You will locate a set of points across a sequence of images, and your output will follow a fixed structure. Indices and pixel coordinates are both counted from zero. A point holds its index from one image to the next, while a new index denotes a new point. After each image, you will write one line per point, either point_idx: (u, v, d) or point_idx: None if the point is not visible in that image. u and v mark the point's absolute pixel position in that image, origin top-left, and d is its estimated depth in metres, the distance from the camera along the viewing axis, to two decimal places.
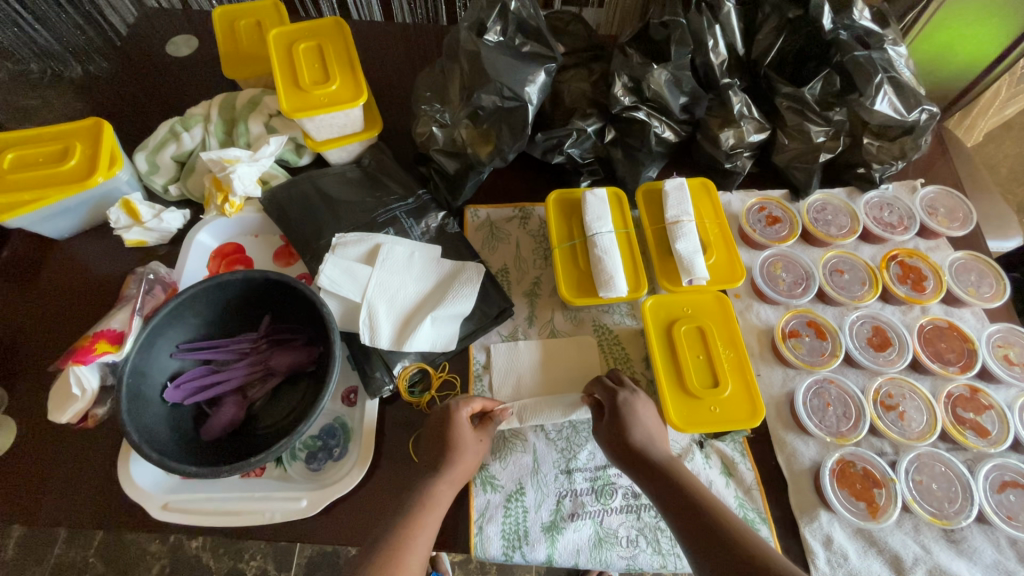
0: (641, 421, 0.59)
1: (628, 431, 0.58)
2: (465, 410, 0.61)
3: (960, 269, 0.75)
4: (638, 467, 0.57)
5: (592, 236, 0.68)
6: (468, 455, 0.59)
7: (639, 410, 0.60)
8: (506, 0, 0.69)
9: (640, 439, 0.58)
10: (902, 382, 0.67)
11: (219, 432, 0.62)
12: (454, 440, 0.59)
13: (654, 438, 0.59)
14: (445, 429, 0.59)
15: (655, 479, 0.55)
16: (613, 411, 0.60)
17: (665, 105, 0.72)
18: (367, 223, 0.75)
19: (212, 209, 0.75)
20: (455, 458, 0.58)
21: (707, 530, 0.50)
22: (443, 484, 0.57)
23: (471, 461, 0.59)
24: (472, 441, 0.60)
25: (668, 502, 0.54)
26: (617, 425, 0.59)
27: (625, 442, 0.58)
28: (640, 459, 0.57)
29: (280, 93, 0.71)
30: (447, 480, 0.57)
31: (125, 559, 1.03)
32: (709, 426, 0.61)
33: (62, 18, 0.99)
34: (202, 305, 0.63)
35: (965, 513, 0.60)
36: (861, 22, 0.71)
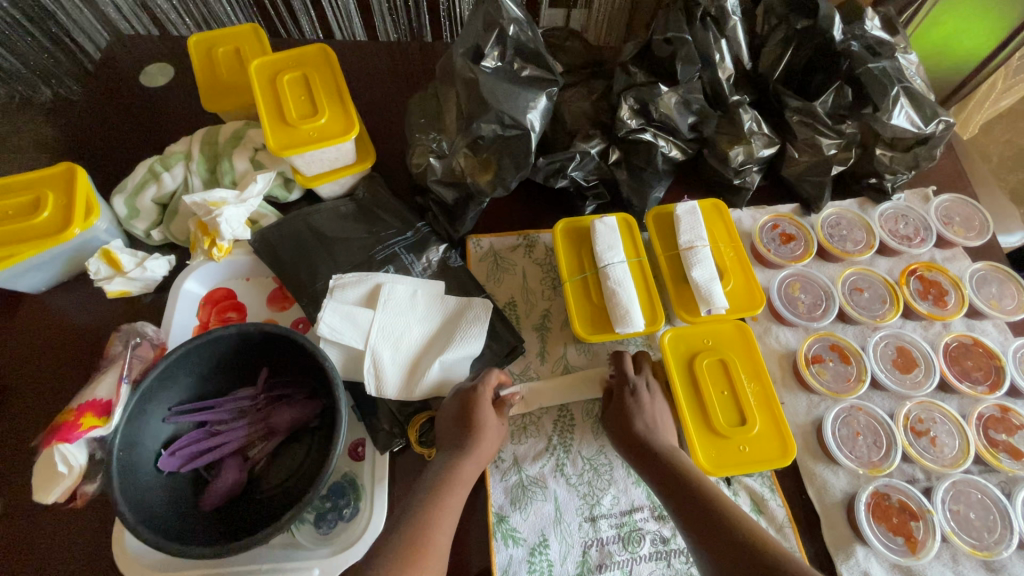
0: (645, 411, 0.59)
1: (632, 423, 0.58)
2: (489, 391, 0.59)
3: (980, 281, 0.73)
4: (642, 459, 0.56)
5: (604, 268, 0.65)
6: (487, 436, 0.57)
7: (646, 400, 0.59)
8: (504, 24, 0.65)
9: (645, 429, 0.57)
10: (931, 406, 0.64)
11: (220, 500, 0.58)
12: (477, 421, 0.57)
13: (658, 427, 0.58)
14: (470, 413, 0.57)
15: (655, 468, 0.55)
16: (621, 404, 0.59)
17: (673, 126, 0.69)
18: (365, 261, 0.71)
19: (199, 254, 0.70)
20: (477, 438, 0.56)
21: (708, 521, 0.50)
22: (468, 463, 0.55)
23: (493, 441, 0.57)
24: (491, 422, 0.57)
25: (669, 491, 0.53)
26: (623, 416, 0.59)
27: (632, 435, 0.57)
28: (640, 448, 0.57)
29: (266, 129, 0.67)
30: (463, 457, 0.55)
31: None
32: (739, 467, 0.58)
33: (27, 40, 0.90)
34: (196, 363, 0.60)
35: (1005, 542, 0.58)
36: (872, 32, 0.69)
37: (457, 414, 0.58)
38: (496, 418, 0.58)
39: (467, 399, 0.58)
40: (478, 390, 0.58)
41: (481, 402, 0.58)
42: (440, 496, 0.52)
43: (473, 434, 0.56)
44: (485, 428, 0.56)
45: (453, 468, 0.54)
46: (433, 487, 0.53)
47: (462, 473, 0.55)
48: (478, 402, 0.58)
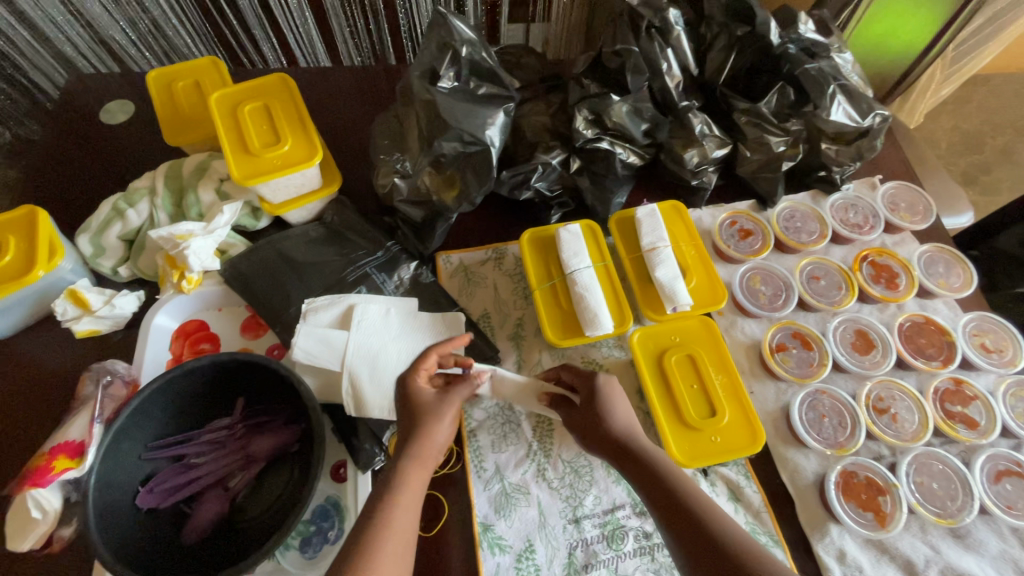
0: (618, 411, 0.58)
1: (605, 419, 0.57)
2: (420, 381, 0.56)
3: (928, 262, 0.77)
4: (619, 454, 0.55)
5: (571, 274, 0.67)
6: (435, 424, 0.54)
7: (613, 396, 0.59)
8: (457, 46, 0.66)
9: (620, 430, 0.56)
10: (890, 384, 0.67)
11: (203, 533, 0.58)
12: (426, 410, 0.54)
13: (631, 422, 0.58)
14: (417, 405, 0.55)
15: (633, 463, 0.54)
16: (587, 406, 0.59)
17: (627, 133, 0.73)
18: (336, 284, 0.72)
19: (168, 288, 0.71)
20: (428, 429, 0.53)
21: (686, 518, 0.49)
22: (407, 459, 0.51)
23: (442, 428, 0.54)
24: (437, 410, 0.54)
25: (648, 490, 0.53)
26: (591, 416, 0.58)
27: (608, 438, 0.56)
28: (617, 444, 0.56)
29: (229, 160, 0.67)
30: (410, 459, 0.52)
31: None
32: (715, 459, 0.60)
33: None
34: (170, 398, 0.60)
35: (968, 508, 0.61)
36: (807, 35, 0.72)
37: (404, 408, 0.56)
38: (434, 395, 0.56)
39: (409, 393, 0.55)
40: (408, 380, 0.56)
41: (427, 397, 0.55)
42: (396, 486, 0.50)
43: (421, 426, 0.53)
44: (430, 413, 0.54)
45: (405, 460, 0.51)
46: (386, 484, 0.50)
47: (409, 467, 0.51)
48: (422, 398, 0.55)
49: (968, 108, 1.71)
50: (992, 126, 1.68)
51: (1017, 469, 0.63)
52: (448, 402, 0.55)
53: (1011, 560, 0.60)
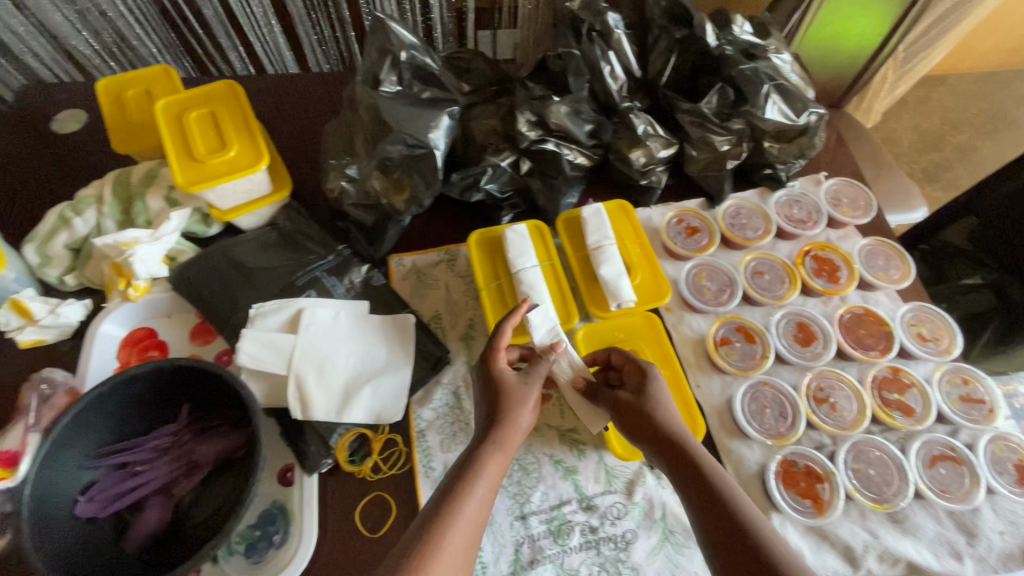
0: (670, 407, 0.56)
1: (654, 413, 0.56)
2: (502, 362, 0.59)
3: (868, 255, 0.79)
4: (667, 449, 0.54)
5: (517, 273, 0.68)
6: (516, 409, 0.56)
7: (661, 392, 0.57)
8: (396, 51, 0.68)
9: (669, 426, 0.55)
10: (830, 373, 0.69)
11: (144, 540, 0.58)
12: (503, 397, 0.56)
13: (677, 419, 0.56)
14: (500, 392, 0.57)
15: (678, 460, 0.53)
16: (635, 400, 0.57)
17: (570, 134, 0.73)
18: (285, 288, 0.72)
19: (115, 296, 0.71)
20: (507, 420, 0.55)
21: (726, 520, 0.47)
22: (491, 448, 0.53)
23: (521, 413, 0.56)
24: (520, 395, 0.57)
25: (691, 488, 0.51)
26: (638, 408, 0.57)
27: (656, 434, 0.55)
28: (664, 440, 0.54)
29: (173, 167, 0.68)
30: (496, 446, 0.53)
31: None
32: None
33: None
34: (113, 405, 0.60)
35: (902, 493, 0.63)
36: (742, 37, 0.75)
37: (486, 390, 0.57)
38: (522, 379, 0.58)
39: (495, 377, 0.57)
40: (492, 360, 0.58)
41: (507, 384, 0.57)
42: (473, 482, 0.50)
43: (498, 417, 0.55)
44: (512, 396, 0.56)
45: (489, 446, 0.53)
46: (465, 474, 0.50)
47: (484, 459, 0.52)
48: (506, 384, 0.57)
49: (928, 107, 1.75)
50: (952, 125, 1.73)
51: (951, 453, 0.65)
52: (532, 386, 0.58)
53: (946, 542, 0.62)
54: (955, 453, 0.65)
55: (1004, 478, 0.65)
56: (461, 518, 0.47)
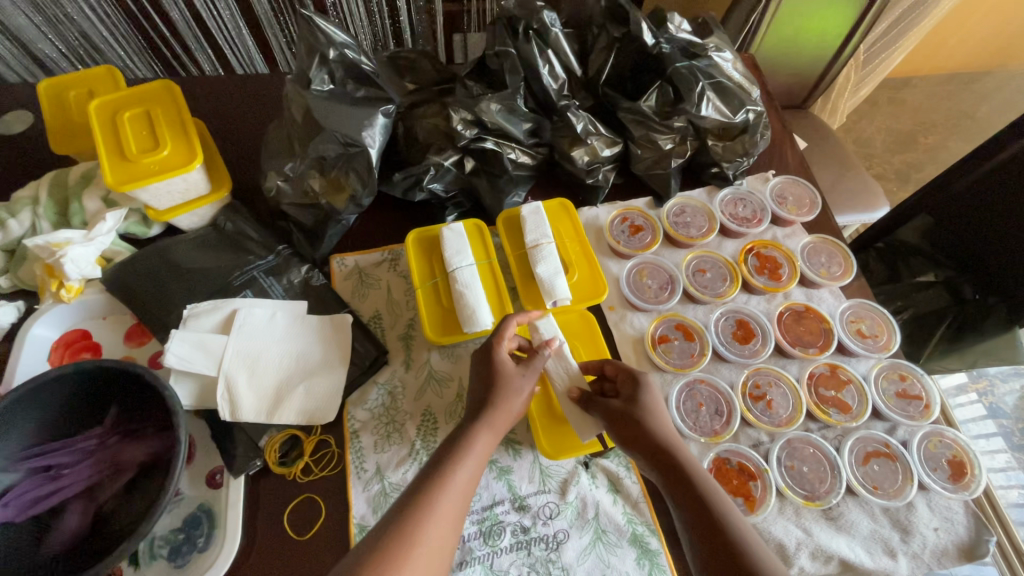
0: (659, 416, 0.57)
1: (645, 422, 0.57)
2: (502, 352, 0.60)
3: (811, 253, 0.79)
4: (655, 458, 0.55)
5: (453, 272, 0.67)
6: (509, 398, 0.57)
7: (655, 403, 0.58)
8: (325, 48, 0.68)
9: (661, 437, 0.56)
10: (767, 370, 0.70)
11: (61, 545, 0.57)
12: (497, 387, 0.57)
13: (668, 430, 0.57)
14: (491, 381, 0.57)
15: (665, 469, 0.54)
16: (627, 407, 0.58)
17: (509, 133, 0.74)
18: (221, 288, 0.72)
19: (47, 297, 0.70)
20: (495, 407, 0.56)
21: (710, 527, 0.49)
22: (481, 436, 0.54)
23: (510, 404, 0.57)
24: (515, 385, 0.58)
25: (678, 495, 0.52)
26: (631, 416, 0.57)
27: (647, 442, 0.56)
28: (653, 449, 0.55)
29: (103, 165, 0.67)
30: (487, 425, 0.55)
31: None
32: (582, 449, 0.65)
33: None
34: (36, 407, 0.59)
35: (835, 490, 0.63)
36: (679, 35, 0.75)
37: (483, 374, 0.58)
38: (517, 369, 0.58)
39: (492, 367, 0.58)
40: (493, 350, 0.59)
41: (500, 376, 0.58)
42: (461, 457, 0.52)
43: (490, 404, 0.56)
44: (506, 382, 0.57)
45: (480, 424, 0.55)
46: (452, 463, 0.52)
47: (474, 449, 0.53)
48: (501, 374, 0.58)
49: (899, 110, 1.77)
50: (922, 127, 1.74)
51: (885, 450, 0.65)
52: (527, 376, 0.59)
53: (880, 540, 0.61)
54: (889, 449, 0.65)
55: (938, 475, 0.65)
56: (451, 490, 0.49)
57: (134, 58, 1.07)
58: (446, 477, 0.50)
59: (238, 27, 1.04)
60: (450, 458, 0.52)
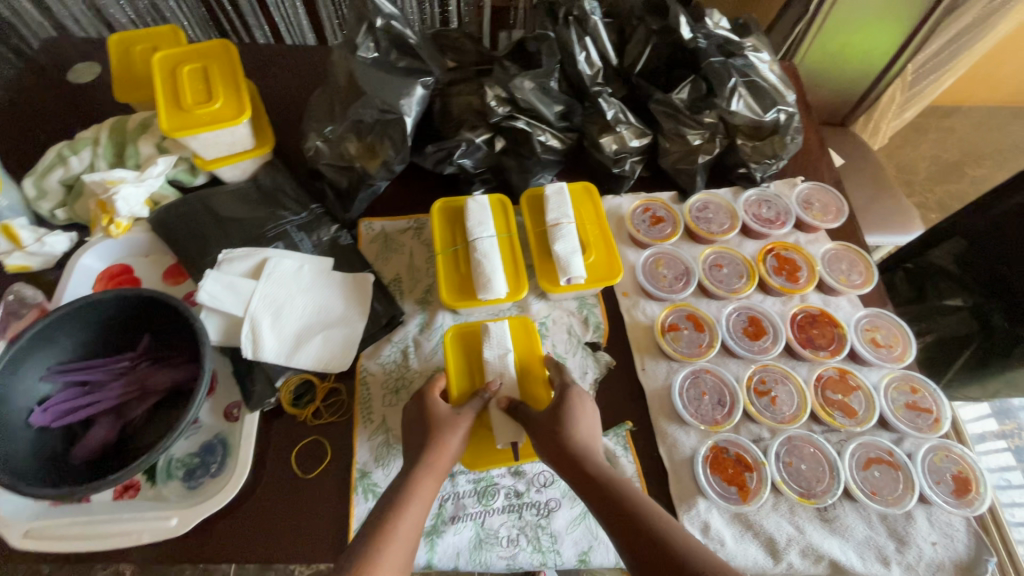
0: (577, 421, 0.58)
1: (566, 434, 0.57)
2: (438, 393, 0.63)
3: (832, 259, 0.79)
4: (576, 472, 0.55)
5: (473, 241, 0.70)
6: (450, 435, 0.58)
7: (576, 413, 0.59)
8: (373, 18, 0.72)
9: (581, 445, 0.57)
10: (775, 368, 0.70)
11: (91, 454, 0.62)
12: (439, 421, 0.59)
13: (590, 442, 0.57)
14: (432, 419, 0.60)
15: (587, 482, 0.54)
16: (548, 420, 0.58)
17: (540, 114, 0.75)
18: (256, 239, 0.76)
19: (98, 231, 0.75)
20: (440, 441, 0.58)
21: (637, 531, 0.49)
22: (427, 472, 0.55)
23: (455, 438, 0.58)
24: (455, 421, 0.59)
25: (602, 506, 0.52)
26: (551, 429, 0.58)
27: (565, 449, 0.56)
28: (577, 463, 0.55)
29: (161, 113, 0.72)
30: (429, 465, 0.56)
31: None
32: (500, 461, 0.64)
33: None
34: (78, 327, 0.64)
35: (832, 491, 0.63)
36: (718, 31, 0.76)
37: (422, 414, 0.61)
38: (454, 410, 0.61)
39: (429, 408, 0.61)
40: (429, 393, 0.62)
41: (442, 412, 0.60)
42: (405, 506, 0.52)
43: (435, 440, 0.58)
44: (445, 424, 0.59)
45: (421, 470, 0.55)
46: (399, 495, 0.53)
47: (422, 484, 0.54)
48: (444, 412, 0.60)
49: (949, 139, 1.72)
50: (970, 158, 1.69)
51: (887, 458, 0.65)
52: (463, 416, 0.60)
53: (874, 546, 0.61)
54: (892, 457, 0.65)
55: (941, 488, 0.64)
56: (399, 541, 0.49)
57: (203, 26, 1.14)
58: (395, 528, 0.50)
59: (299, 4, 1.10)
60: (397, 508, 0.52)
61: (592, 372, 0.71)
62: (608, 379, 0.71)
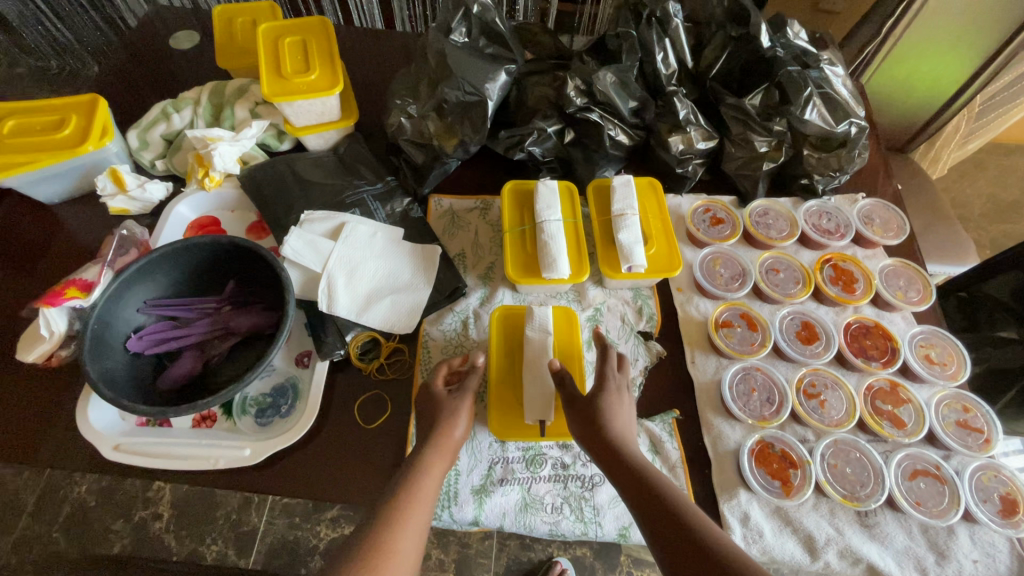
0: (616, 408, 0.59)
1: (601, 414, 0.58)
2: (435, 383, 0.64)
3: (890, 275, 0.80)
4: (607, 453, 0.55)
5: (541, 223, 0.73)
6: (453, 422, 0.60)
7: (615, 398, 0.60)
8: (470, 4, 0.76)
9: (614, 433, 0.57)
10: (826, 373, 0.71)
11: (176, 382, 0.67)
12: (438, 409, 0.61)
13: (626, 427, 0.58)
14: (433, 409, 0.61)
15: (620, 463, 0.54)
16: (588, 400, 0.60)
17: (615, 108, 0.78)
18: (335, 204, 0.80)
19: (193, 182, 0.81)
20: (442, 428, 0.59)
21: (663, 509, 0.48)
22: (431, 453, 0.57)
23: (457, 425, 0.60)
24: (454, 408, 0.61)
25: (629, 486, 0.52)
26: (590, 409, 0.59)
27: (598, 430, 0.57)
28: (610, 441, 0.56)
29: (263, 79, 0.77)
30: (435, 447, 0.57)
31: (89, 537, 1.17)
32: (525, 436, 0.66)
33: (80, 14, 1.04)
34: (175, 266, 0.69)
35: (876, 496, 0.63)
36: (797, 42, 0.78)
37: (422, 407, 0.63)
38: (450, 395, 0.63)
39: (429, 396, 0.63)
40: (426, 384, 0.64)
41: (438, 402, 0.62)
42: (415, 481, 0.53)
43: (435, 426, 0.59)
44: (446, 409, 0.61)
45: (426, 449, 0.57)
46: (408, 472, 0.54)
47: (430, 464, 0.55)
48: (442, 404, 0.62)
49: (1011, 179, 1.68)
50: None
51: (934, 471, 0.65)
52: (462, 398, 0.62)
53: (913, 557, 0.61)
54: (939, 471, 0.65)
55: (987, 506, 0.64)
56: (411, 513, 0.50)
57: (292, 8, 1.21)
58: (406, 503, 0.50)
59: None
60: (404, 483, 0.52)
61: (642, 360, 0.73)
62: (658, 368, 0.73)
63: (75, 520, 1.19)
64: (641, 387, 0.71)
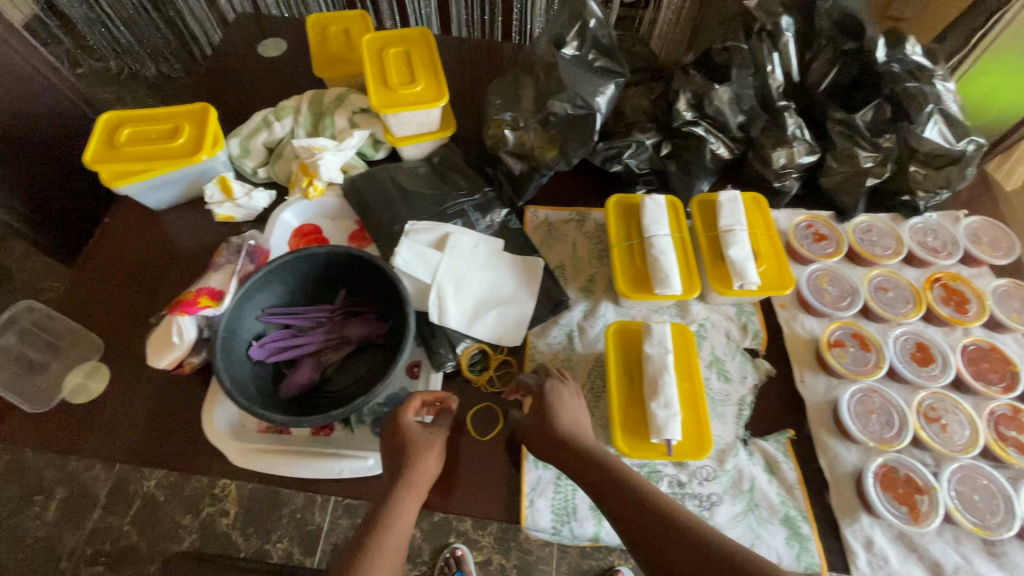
0: (562, 415, 0.61)
1: (554, 425, 0.60)
2: (409, 414, 0.61)
3: (1002, 296, 0.78)
4: (574, 463, 0.57)
5: (649, 238, 0.73)
6: (425, 457, 0.58)
7: (564, 403, 0.62)
8: (586, 19, 0.77)
9: (566, 434, 0.59)
10: (945, 396, 0.69)
11: (297, 389, 0.67)
12: (410, 445, 0.58)
13: (580, 432, 0.60)
14: (400, 447, 0.59)
15: (591, 475, 0.55)
16: (540, 415, 0.61)
17: (723, 122, 0.78)
18: (436, 214, 0.81)
19: (296, 191, 0.82)
20: (414, 465, 0.57)
21: (653, 517, 0.50)
22: (405, 495, 0.55)
23: (430, 462, 0.58)
24: (428, 443, 0.59)
25: (607, 497, 0.53)
26: (541, 423, 0.61)
27: (557, 443, 0.58)
28: (574, 453, 0.57)
29: (371, 91, 0.78)
30: (406, 486, 0.56)
31: (159, 530, 1.20)
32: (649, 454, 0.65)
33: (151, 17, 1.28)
34: (292, 275, 0.70)
35: (1006, 525, 0.62)
36: (912, 57, 0.76)
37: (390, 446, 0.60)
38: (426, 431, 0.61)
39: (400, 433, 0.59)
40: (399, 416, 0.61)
41: (411, 434, 0.59)
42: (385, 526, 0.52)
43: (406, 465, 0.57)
44: (419, 444, 0.59)
45: (398, 489, 0.55)
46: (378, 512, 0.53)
47: (399, 505, 0.54)
48: (411, 440, 0.59)
49: None
50: None
51: None
52: (436, 435, 0.61)
53: None
54: None
55: None
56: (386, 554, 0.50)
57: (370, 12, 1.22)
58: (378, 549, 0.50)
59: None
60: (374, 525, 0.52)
61: (751, 378, 0.72)
62: (767, 386, 0.73)
63: (145, 513, 1.21)
64: (751, 406, 0.71)
